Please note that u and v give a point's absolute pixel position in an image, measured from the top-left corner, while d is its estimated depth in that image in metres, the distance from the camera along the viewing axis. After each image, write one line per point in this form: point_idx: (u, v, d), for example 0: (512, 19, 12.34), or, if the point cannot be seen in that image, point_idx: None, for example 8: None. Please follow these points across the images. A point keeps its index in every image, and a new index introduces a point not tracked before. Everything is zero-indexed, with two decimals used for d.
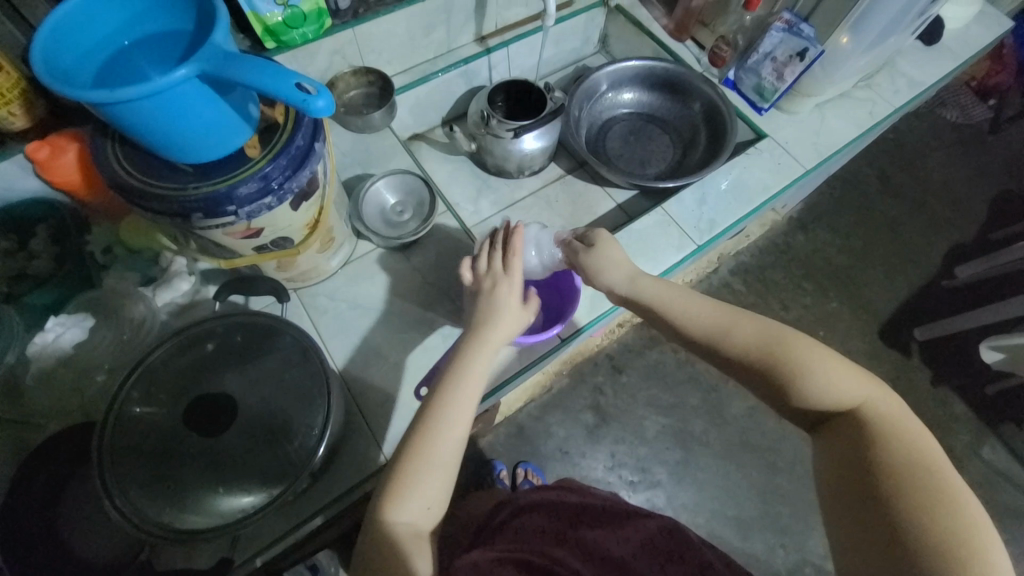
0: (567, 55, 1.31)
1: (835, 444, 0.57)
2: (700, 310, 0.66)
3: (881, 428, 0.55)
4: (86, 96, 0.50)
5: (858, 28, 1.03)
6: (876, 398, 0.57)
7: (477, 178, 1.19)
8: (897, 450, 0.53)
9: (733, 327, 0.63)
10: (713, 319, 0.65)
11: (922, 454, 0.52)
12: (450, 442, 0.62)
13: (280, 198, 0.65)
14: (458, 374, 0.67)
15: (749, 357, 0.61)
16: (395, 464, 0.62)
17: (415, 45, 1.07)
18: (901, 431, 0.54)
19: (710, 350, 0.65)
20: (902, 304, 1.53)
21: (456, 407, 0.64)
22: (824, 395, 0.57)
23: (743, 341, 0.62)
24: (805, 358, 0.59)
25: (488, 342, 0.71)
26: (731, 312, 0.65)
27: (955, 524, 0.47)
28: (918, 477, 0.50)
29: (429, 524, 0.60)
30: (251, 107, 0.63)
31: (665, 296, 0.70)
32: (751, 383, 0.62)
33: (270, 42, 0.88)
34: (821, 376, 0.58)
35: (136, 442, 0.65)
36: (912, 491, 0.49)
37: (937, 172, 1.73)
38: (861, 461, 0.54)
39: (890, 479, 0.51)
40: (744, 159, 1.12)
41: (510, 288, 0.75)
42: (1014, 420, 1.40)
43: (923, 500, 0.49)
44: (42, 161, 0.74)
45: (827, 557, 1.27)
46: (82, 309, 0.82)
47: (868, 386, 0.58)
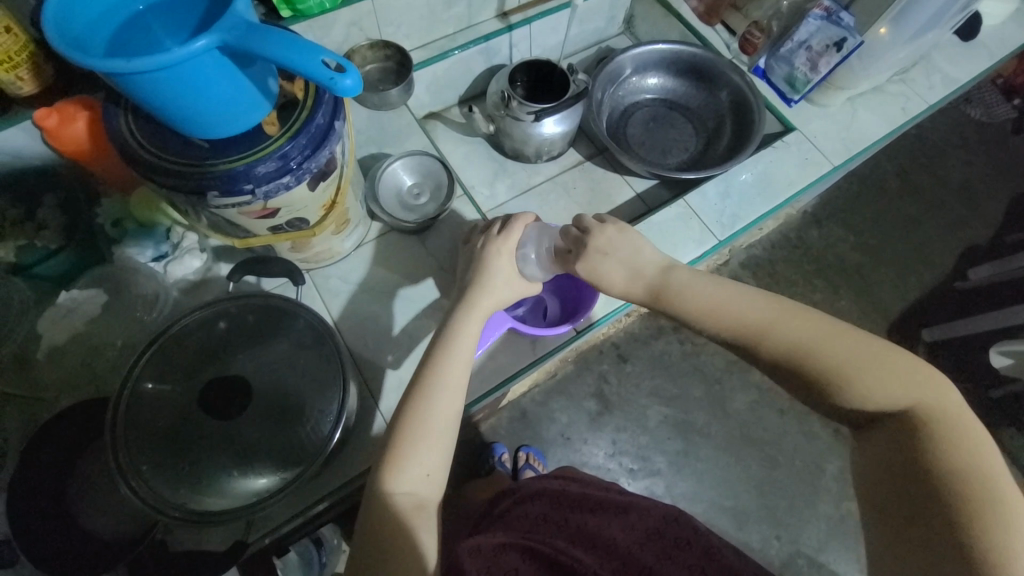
0: (590, 35, 1.26)
1: (882, 447, 0.55)
2: (729, 301, 0.62)
3: (935, 432, 0.52)
4: (101, 65, 0.48)
5: (899, 20, 0.99)
6: (932, 400, 0.54)
7: (494, 161, 1.16)
8: (950, 456, 0.51)
9: (777, 327, 0.59)
10: (756, 316, 0.60)
11: (978, 462, 0.50)
12: (444, 411, 0.62)
13: (299, 178, 0.63)
14: (447, 342, 0.66)
15: (791, 360, 0.58)
16: (390, 434, 0.61)
17: (435, 20, 1.03)
18: (956, 434, 0.52)
19: (750, 350, 0.61)
20: (913, 304, 1.51)
21: (447, 380, 0.63)
22: (874, 397, 0.55)
23: (789, 340, 0.58)
24: (855, 358, 0.55)
25: (476, 306, 0.71)
26: (774, 308, 0.60)
27: (1008, 534, 0.46)
28: (974, 488, 0.48)
29: (433, 493, 0.60)
30: (271, 82, 0.60)
31: (699, 292, 0.65)
32: (797, 385, 0.59)
33: (285, 11, 0.84)
34: (869, 378, 0.55)
35: (149, 419, 0.64)
36: (965, 499, 0.48)
37: (956, 171, 1.69)
38: (911, 467, 0.52)
39: (938, 487, 0.49)
40: (771, 152, 1.09)
41: (500, 255, 0.74)
42: (1016, 424, 1.39)
43: (983, 515, 0.47)
44: (50, 129, 0.71)
45: (821, 551, 1.28)
46: (93, 284, 0.81)
47: (924, 386, 0.55)
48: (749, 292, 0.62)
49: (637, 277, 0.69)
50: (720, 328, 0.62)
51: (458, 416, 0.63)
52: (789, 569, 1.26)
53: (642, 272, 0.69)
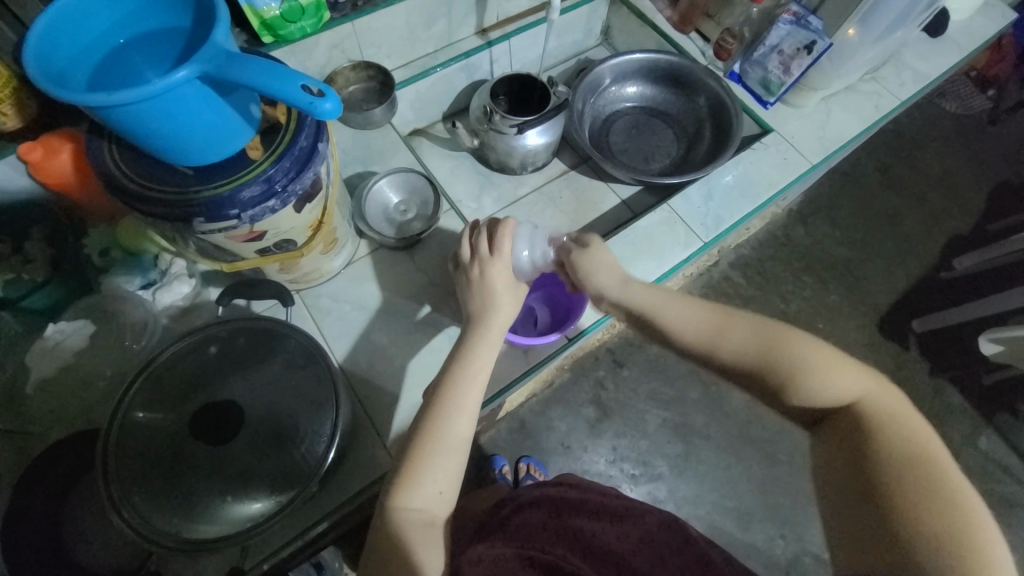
0: (569, 47, 1.29)
1: (835, 444, 0.55)
2: (681, 309, 0.64)
3: (880, 427, 0.53)
4: (82, 99, 0.48)
5: (866, 21, 1.02)
6: (875, 396, 0.56)
7: (480, 174, 1.17)
8: (895, 449, 0.51)
9: (727, 330, 0.60)
10: (707, 323, 0.61)
11: (920, 452, 0.51)
12: (458, 429, 0.62)
13: (284, 201, 0.64)
14: (463, 362, 0.66)
15: (742, 361, 0.59)
16: (406, 450, 0.61)
17: (415, 39, 1.05)
18: (898, 428, 0.53)
19: (703, 356, 0.61)
20: (901, 296, 1.53)
21: (460, 402, 0.63)
22: (820, 396, 0.56)
23: (739, 342, 0.59)
24: (801, 358, 0.57)
25: (489, 326, 0.70)
26: (724, 315, 0.62)
27: (956, 521, 0.46)
28: (918, 476, 0.49)
29: (442, 511, 0.60)
30: (253, 107, 0.61)
31: (654, 299, 0.66)
32: (748, 386, 0.60)
33: (267, 37, 0.85)
34: (816, 377, 0.56)
35: (141, 448, 0.64)
36: (912, 488, 0.48)
37: (935, 164, 1.72)
38: (860, 461, 0.53)
39: (885, 477, 0.50)
40: (750, 154, 1.11)
41: (503, 277, 0.73)
42: (1011, 410, 1.41)
43: (926, 501, 0.47)
44: (34, 163, 0.72)
45: (826, 548, 1.28)
46: (81, 314, 0.81)
47: (866, 380, 0.56)
48: (698, 301, 0.64)
49: (598, 280, 0.70)
50: (672, 334, 0.63)
51: (471, 431, 0.63)
52: (796, 567, 1.26)
53: (604, 283, 0.69)
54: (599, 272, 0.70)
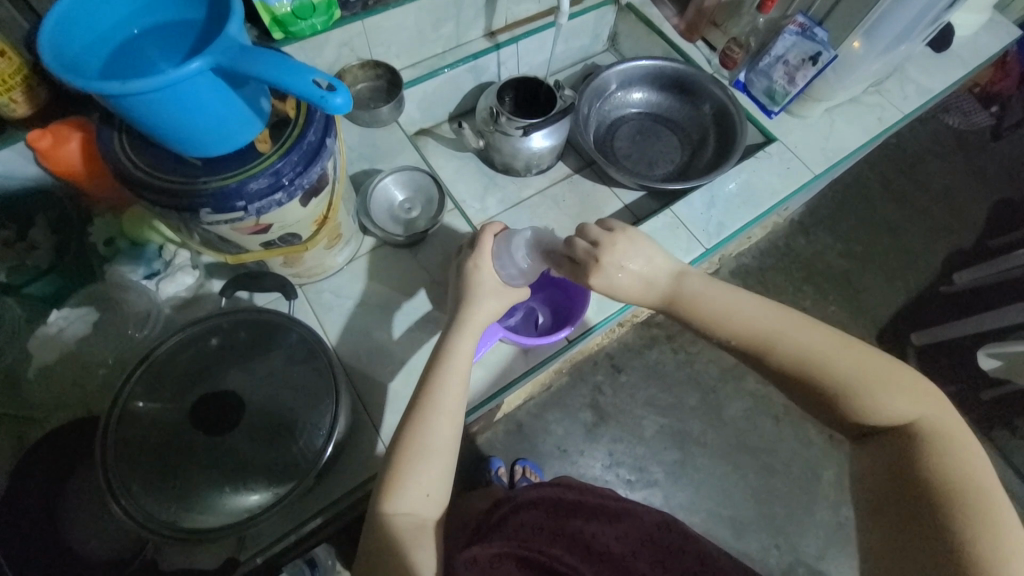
0: (576, 52, 1.30)
1: (883, 457, 0.56)
2: (743, 308, 0.62)
3: (936, 447, 0.53)
4: (96, 87, 0.49)
5: (871, 34, 1.03)
6: (931, 415, 0.55)
7: (484, 175, 1.18)
8: (949, 469, 0.51)
9: (788, 336, 0.59)
10: (768, 326, 0.59)
11: (973, 474, 0.51)
12: (442, 431, 0.62)
13: (291, 194, 0.65)
14: (446, 362, 0.67)
15: (799, 370, 0.58)
16: (391, 453, 0.61)
17: (424, 39, 1.06)
18: (954, 450, 0.53)
19: (758, 359, 0.60)
20: (901, 308, 1.53)
21: (443, 401, 0.63)
22: (876, 409, 0.56)
23: (800, 351, 0.58)
24: (862, 372, 0.56)
25: (468, 324, 0.71)
26: (786, 319, 0.60)
27: (1005, 543, 0.47)
28: (970, 496, 0.49)
29: (432, 512, 0.60)
30: (263, 101, 0.62)
31: (712, 300, 0.63)
32: (799, 393, 0.59)
33: (278, 33, 0.86)
34: (874, 392, 0.56)
35: (140, 436, 0.64)
36: (964, 508, 0.49)
37: (937, 179, 1.73)
38: (909, 476, 0.53)
39: (937, 495, 0.50)
40: (753, 162, 1.12)
41: (489, 275, 0.74)
42: (1008, 426, 1.41)
43: (979, 522, 0.48)
44: (44, 150, 0.72)
45: (820, 559, 1.28)
46: (84, 302, 0.81)
47: (924, 401, 0.56)
48: (760, 304, 0.61)
49: (655, 283, 0.66)
50: (729, 336, 0.62)
51: (458, 433, 0.64)
52: None
53: (657, 283, 0.66)
54: (655, 265, 0.67)
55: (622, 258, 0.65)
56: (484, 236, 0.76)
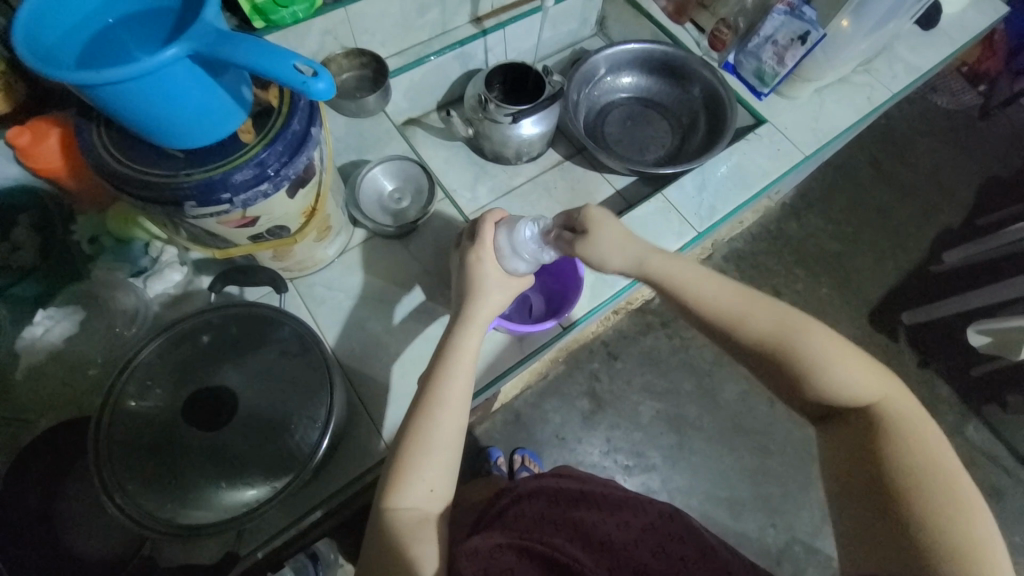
0: (564, 37, 1.28)
1: (845, 437, 0.56)
2: (715, 289, 0.63)
3: (899, 430, 0.54)
4: (70, 77, 0.47)
5: (860, 11, 1.02)
6: (893, 399, 0.56)
7: (475, 164, 1.17)
8: (910, 450, 0.52)
9: (758, 317, 0.60)
10: (738, 306, 0.61)
11: (933, 457, 0.52)
12: (447, 427, 0.62)
13: (277, 185, 0.63)
14: (450, 357, 0.67)
15: (768, 350, 0.59)
16: (396, 450, 0.61)
17: (409, 27, 1.04)
18: (916, 433, 0.54)
19: (728, 339, 0.61)
20: (892, 288, 1.55)
21: (447, 396, 0.63)
22: (841, 390, 0.56)
23: (767, 333, 0.59)
24: (826, 355, 0.57)
25: (473, 317, 0.71)
26: (758, 301, 0.61)
27: (965, 526, 0.47)
28: (933, 480, 0.50)
29: (436, 506, 0.60)
30: (245, 90, 0.60)
31: (688, 278, 0.64)
32: (766, 375, 0.60)
33: (258, 21, 0.84)
34: (840, 374, 0.56)
35: (134, 436, 0.64)
36: (924, 490, 0.49)
37: (926, 159, 1.74)
38: (871, 457, 0.53)
39: (898, 477, 0.51)
40: (744, 145, 1.11)
41: (492, 268, 0.73)
42: (997, 401, 1.43)
43: (942, 507, 0.48)
44: (23, 147, 0.71)
45: (816, 537, 1.30)
46: (71, 301, 0.80)
47: (884, 386, 0.57)
48: (733, 287, 0.62)
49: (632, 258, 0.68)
50: (702, 314, 0.62)
51: (463, 428, 0.64)
52: (786, 555, 1.28)
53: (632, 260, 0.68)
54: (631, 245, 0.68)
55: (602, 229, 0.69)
56: (483, 227, 0.75)
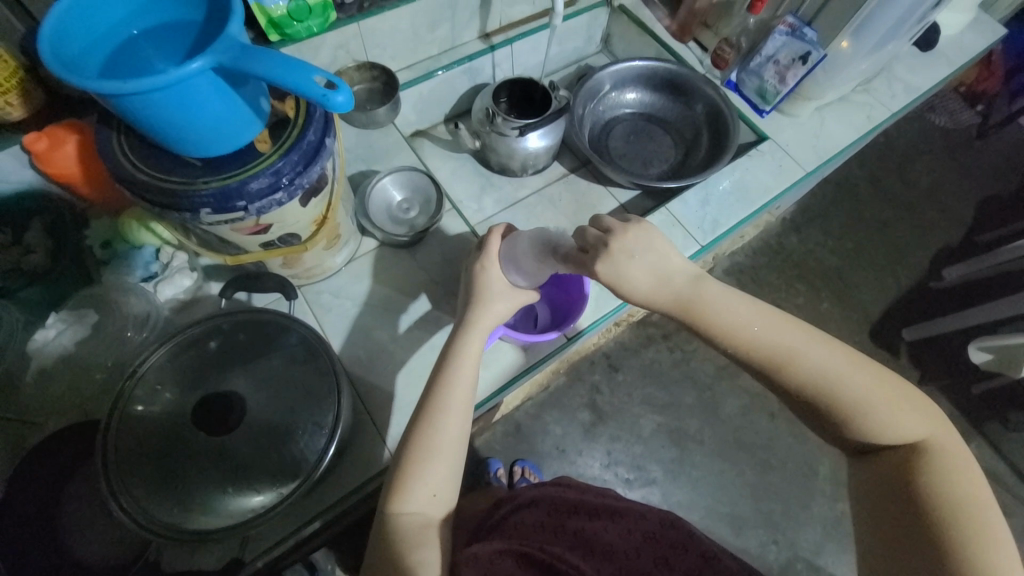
0: (570, 54, 1.31)
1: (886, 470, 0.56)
2: (758, 321, 0.61)
3: (943, 466, 0.54)
4: (96, 86, 0.49)
5: (859, 33, 1.05)
6: (935, 435, 0.56)
7: (481, 176, 1.19)
8: (953, 487, 0.52)
9: (801, 351, 0.59)
10: (786, 340, 0.59)
11: (973, 494, 0.52)
12: (450, 431, 0.62)
13: (290, 194, 0.65)
14: (453, 362, 0.67)
15: (809, 385, 0.58)
16: (398, 455, 0.62)
17: (419, 41, 1.06)
18: (956, 468, 0.54)
19: (771, 372, 0.60)
20: (892, 304, 1.56)
21: (450, 401, 0.64)
22: (885, 425, 0.56)
23: (808, 366, 0.58)
24: (867, 390, 0.57)
25: (477, 323, 0.72)
26: (805, 334, 0.59)
27: (1004, 559, 0.48)
28: (972, 514, 0.50)
29: (438, 512, 0.60)
30: (262, 101, 0.62)
31: (727, 306, 0.62)
32: (804, 407, 0.59)
33: (274, 35, 0.87)
34: (886, 410, 0.56)
35: (139, 440, 0.64)
36: (964, 523, 0.50)
37: (925, 176, 1.76)
38: (909, 491, 0.54)
39: (939, 512, 0.51)
40: (746, 161, 1.13)
41: (496, 275, 0.75)
42: (999, 418, 1.43)
43: (980, 540, 0.49)
44: (40, 153, 0.72)
45: (818, 554, 1.29)
46: (82, 305, 0.81)
47: (924, 421, 0.57)
48: (773, 318, 0.61)
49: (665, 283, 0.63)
50: (743, 346, 0.60)
51: (465, 432, 0.64)
52: (788, 572, 1.27)
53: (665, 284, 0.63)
54: (664, 273, 0.64)
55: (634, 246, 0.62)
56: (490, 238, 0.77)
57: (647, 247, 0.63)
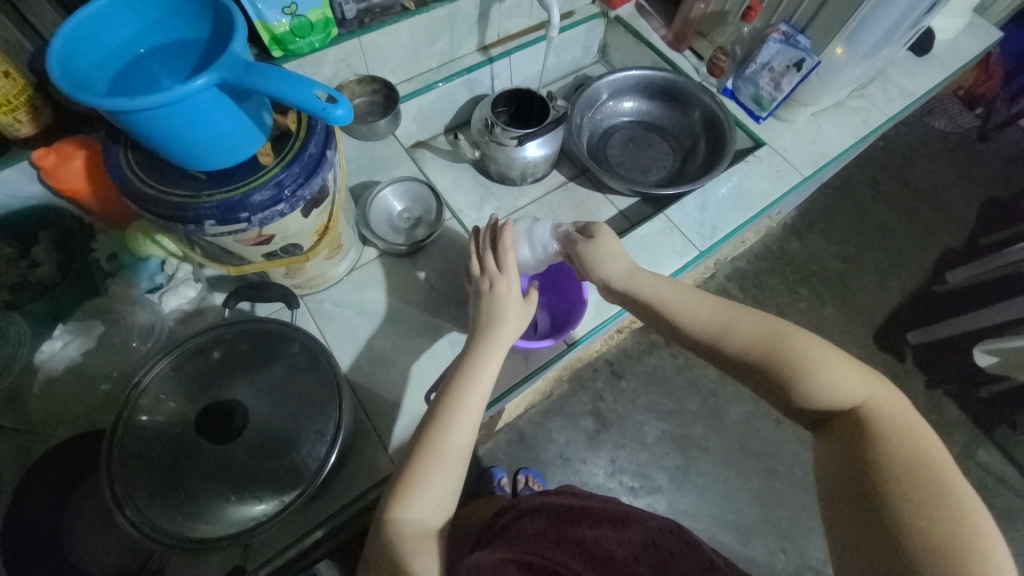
0: (567, 64, 1.34)
1: (835, 440, 0.53)
2: (692, 302, 0.63)
3: (886, 430, 0.51)
4: (104, 104, 0.50)
5: (852, 39, 1.05)
6: (881, 398, 0.54)
7: (481, 185, 1.20)
8: (900, 450, 0.49)
9: (735, 326, 0.59)
10: (714, 319, 0.61)
11: (926, 457, 0.48)
12: (457, 439, 0.62)
13: (292, 205, 0.66)
14: (468, 374, 0.66)
15: (749, 357, 0.58)
16: (405, 464, 0.61)
17: (419, 55, 1.09)
18: (905, 431, 0.51)
19: (710, 349, 0.61)
20: (896, 308, 1.55)
21: (464, 415, 0.63)
22: (827, 393, 0.54)
23: (742, 341, 0.58)
24: (806, 358, 0.55)
25: (496, 341, 0.71)
26: (736, 310, 0.61)
27: (960, 524, 0.44)
28: (917, 473, 0.47)
29: (439, 521, 0.59)
30: (265, 115, 0.64)
31: (665, 293, 0.65)
32: (751, 382, 0.58)
33: (277, 51, 0.89)
34: (824, 377, 0.54)
35: (145, 450, 0.64)
36: (914, 486, 0.46)
37: (926, 179, 1.77)
38: (861, 458, 0.50)
39: (885, 478, 0.48)
40: (744, 166, 1.14)
41: (509, 288, 0.75)
42: (1008, 423, 1.42)
43: (929, 502, 0.45)
44: (48, 168, 0.73)
45: (827, 562, 1.27)
46: (88, 316, 0.82)
47: (870, 385, 0.54)
48: (706, 298, 0.63)
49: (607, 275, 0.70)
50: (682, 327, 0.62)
51: (471, 443, 0.63)
52: None
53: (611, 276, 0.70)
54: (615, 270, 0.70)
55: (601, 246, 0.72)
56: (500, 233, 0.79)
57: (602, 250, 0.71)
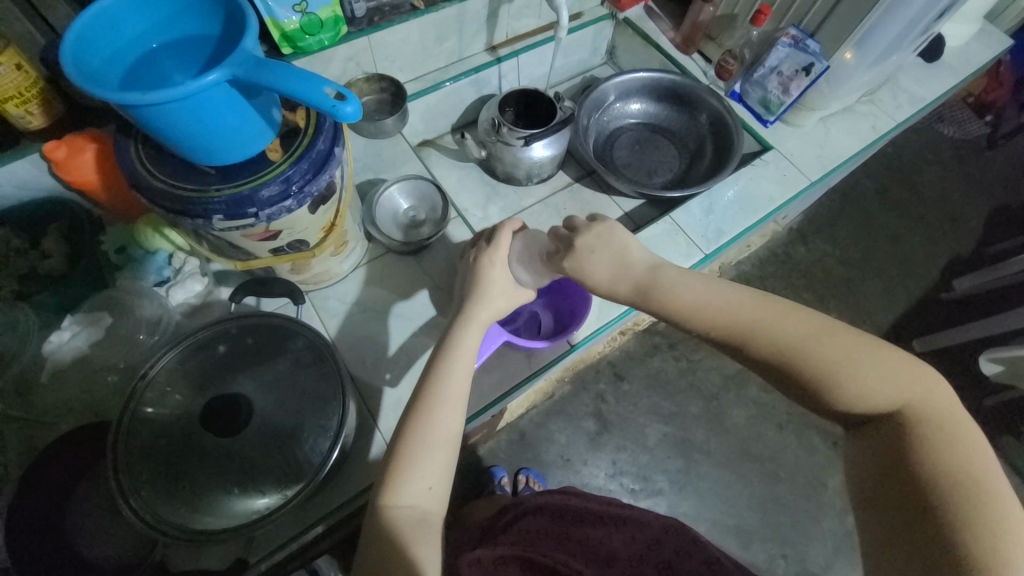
0: (575, 65, 1.34)
1: (871, 446, 0.53)
2: (717, 297, 0.59)
3: (926, 435, 0.50)
4: (117, 97, 0.51)
5: (862, 44, 1.04)
6: (921, 400, 0.52)
7: (486, 184, 1.21)
8: (941, 456, 0.48)
9: (764, 325, 0.56)
10: (740, 316, 0.57)
11: (968, 465, 0.47)
12: (444, 424, 0.62)
13: (300, 201, 0.66)
14: (448, 357, 0.67)
15: (776, 359, 0.55)
16: (392, 451, 0.61)
17: (427, 54, 1.09)
18: (945, 436, 0.50)
19: (738, 348, 0.57)
20: (901, 315, 1.54)
21: (444, 398, 0.63)
22: (860, 397, 0.52)
23: (772, 339, 0.55)
24: (841, 360, 0.53)
25: (474, 318, 0.72)
26: (765, 306, 0.57)
27: (1003, 535, 0.43)
28: (959, 482, 0.46)
29: (435, 506, 0.60)
30: (274, 111, 0.64)
31: (689, 285, 0.61)
32: (781, 384, 0.56)
33: (287, 48, 0.89)
34: (858, 380, 0.52)
35: (150, 442, 0.65)
36: (959, 496, 0.45)
37: (934, 186, 1.76)
38: (900, 464, 0.50)
39: (925, 487, 0.47)
40: (750, 170, 1.14)
41: (492, 267, 0.74)
42: (1013, 432, 1.41)
43: (973, 512, 0.45)
44: (59, 161, 0.74)
45: (828, 569, 1.27)
46: (95, 308, 0.82)
47: (909, 385, 0.52)
48: (732, 292, 0.59)
49: (626, 270, 0.65)
50: (707, 326, 0.59)
51: (459, 425, 0.64)
52: None
53: (627, 269, 0.65)
54: (633, 262, 0.65)
55: (596, 240, 0.67)
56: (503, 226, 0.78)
57: (611, 242, 0.66)
